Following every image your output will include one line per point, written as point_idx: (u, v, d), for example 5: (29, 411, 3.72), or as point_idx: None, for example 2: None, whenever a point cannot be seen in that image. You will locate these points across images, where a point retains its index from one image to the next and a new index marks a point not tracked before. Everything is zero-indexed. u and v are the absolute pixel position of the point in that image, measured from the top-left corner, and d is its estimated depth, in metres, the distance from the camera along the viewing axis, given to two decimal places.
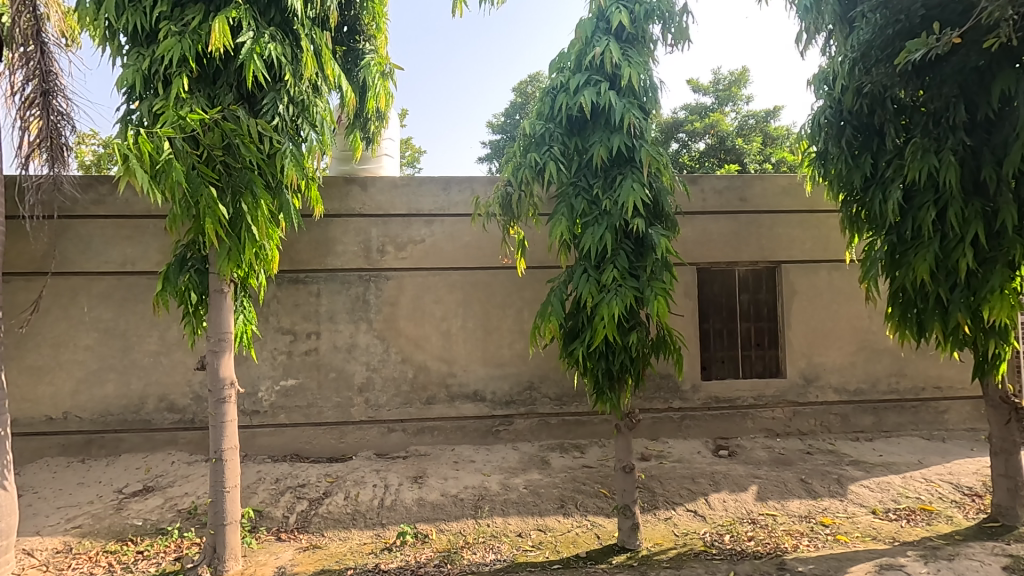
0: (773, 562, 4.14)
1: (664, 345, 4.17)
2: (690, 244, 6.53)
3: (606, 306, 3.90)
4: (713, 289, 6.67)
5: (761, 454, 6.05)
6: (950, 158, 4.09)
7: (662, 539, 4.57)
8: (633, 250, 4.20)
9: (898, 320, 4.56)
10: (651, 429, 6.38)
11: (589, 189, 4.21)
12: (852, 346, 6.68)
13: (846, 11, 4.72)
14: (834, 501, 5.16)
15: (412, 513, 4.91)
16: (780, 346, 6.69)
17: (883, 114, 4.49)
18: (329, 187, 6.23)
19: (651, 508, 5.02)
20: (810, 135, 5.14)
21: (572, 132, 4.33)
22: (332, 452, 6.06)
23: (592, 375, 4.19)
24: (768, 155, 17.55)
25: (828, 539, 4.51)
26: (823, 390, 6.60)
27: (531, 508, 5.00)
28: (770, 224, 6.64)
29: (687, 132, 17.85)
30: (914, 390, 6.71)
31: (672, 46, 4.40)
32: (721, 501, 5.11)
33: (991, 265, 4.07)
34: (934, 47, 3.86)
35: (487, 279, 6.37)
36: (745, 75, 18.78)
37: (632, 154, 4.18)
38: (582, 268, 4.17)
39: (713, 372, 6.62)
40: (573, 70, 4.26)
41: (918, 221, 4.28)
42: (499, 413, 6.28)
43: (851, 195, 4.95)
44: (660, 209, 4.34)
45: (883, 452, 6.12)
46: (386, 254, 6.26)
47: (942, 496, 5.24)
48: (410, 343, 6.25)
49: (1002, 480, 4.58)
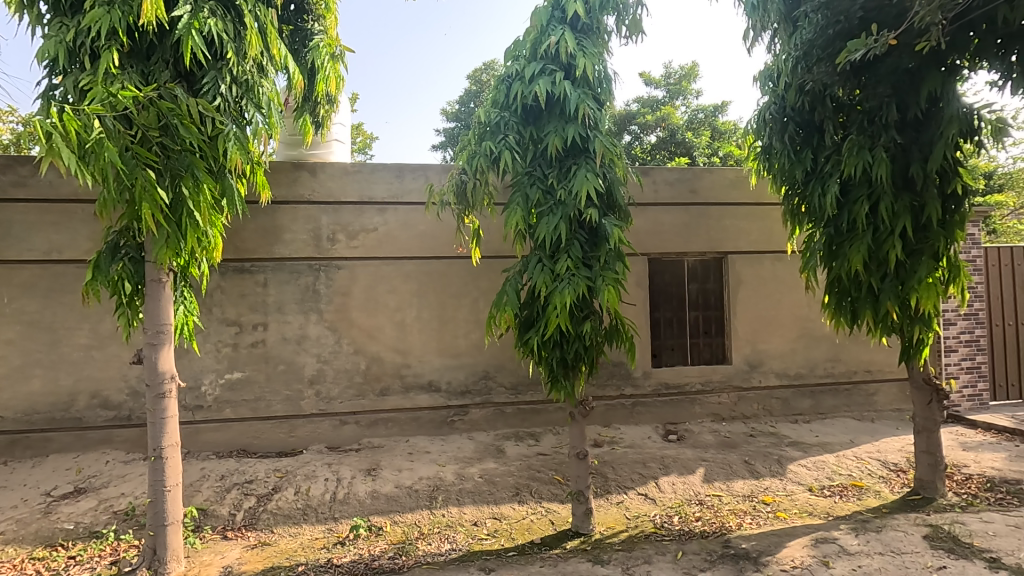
0: (719, 540, 4.32)
1: (617, 334, 4.24)
2: (643, 234, 6.66)
3: (559, 296, 3.92)
4: (663, 279, 6.83)
5: (708, 438, 6.27)
6: (882, 155, 4.33)
7: (614, 523, 4.68)
8: (587, 240, 4.24)
9: (834, 307, 4.82)
10: (604, 416, 6.52)
11: (544, 179, 4.22)
12: (793, 333, 7.01)
13: (790, 10, 4.88)
14: (774, 480, 5.42)
15: (366, 507, 4.84)
16: (725, 334, 6.94)
17: (823, 112, 4.70)
18: (276, 173, 5.99)
19: (603, 492, 5.14)
20: (755, 130, 5.30)
21: (527, 121, 4.32)
22: (281, 446, 5.88)
23: (547, 364, 4.21)
24: (715, 149, 18.10)
25: (769, 516, 4.75)
26: (765, 375, 6.91)
27: (486, 497, 5.02)
28: (718, 216, 6.85)
29: (638, 124, 18.16)
30: (847, 373, 7.12)
31: (626, 38, 4.46)
32: (670, 484, 5.28)
33: (918, 256, 4.36)
34: (872, 47, 4.04)
35: (442, 269, 6.30)
36: (695, 69, 19.16)
37: (587, 144, 4.21)
38: (537, 257, 4.18)
39: (664, 360, 6.81)
40: (528, 59, 4.25)
41: (853, 214, 4.51)
42: (454, 403, 6.26)
43: (792, 189, 5.14)
44: (613, 200, 4.39)
45: (819, 432, 6.48)
46: (337, 242, 6.09)
47: (871, 472, 5.60)
48: (363, 334, 6.12)
49: (924, 456, 4.92)
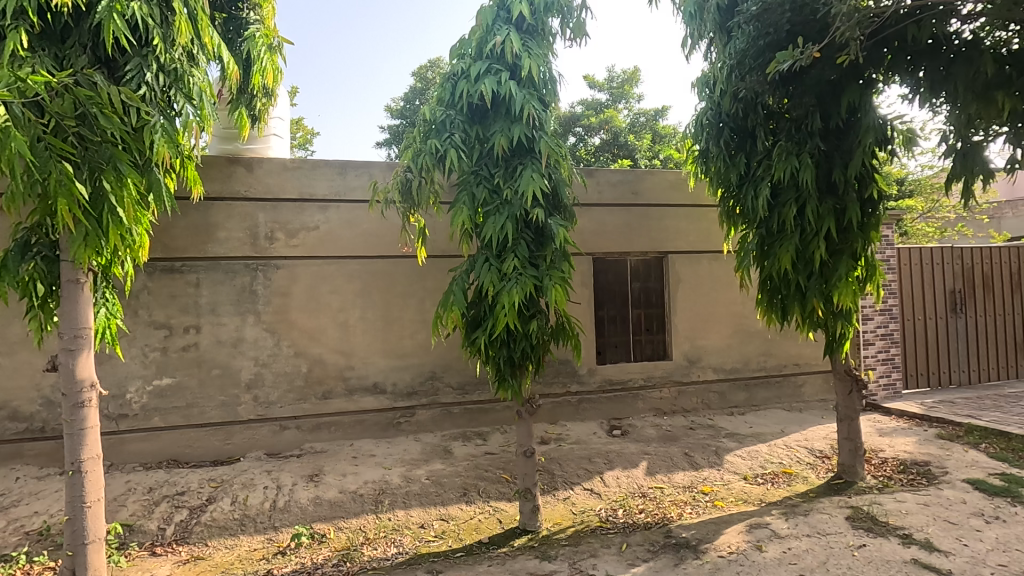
0: (661, 531, 4.46)
1: (563, 332, 4.30)
2: (587, 234, 6.79)
3: (506, 295, 3.94)
4: (607, 278, 6.98)
5: (651, 431, 6.46)
6: (808, 161, 4.60)
7: (561, 518, 4.74)
8: (533, 240, 4.27)
9: (766, 304, 5.10)
10: (551, 413, 6.59)
11: (490, 178, 4.22)
12: (728, 330, 7.34)
13: (725, 21, 5.11)
14: (712, 471, 5.66)
15: (308, 514, 4.68)
16: (666, 331, 7.18)
17: (755, 118, 4.94)
18: (209, 168, 5.70)
19: (550, 489, 5.19)
20: (693, 135, 5.50)
21: (473, 120, 4.31)
22: (216, 455, 5.60)
23: (494, 363, 4.22)
24: (656, 152, 18.70)
25: (708, 505, 4.95)
26: (703, 370, 7.19)
27: (433, 498, 4.97)
28: (659, 217, 7.08)
29: (583, 126, 18.50)
30: (778, 367, 7.52)
31: (570, 40, 4.53)
32: (615, 478, 5.41)
33: (840, 255, 4.67)
34: (798, 59, 4.29)
35: (387, 268, 6.18)
36: (637, 73, 19.65)
37: (532, 145, 4.24)
38: (483, 256, 4.17)
39: (608, 357, 6.96)
40: (474, 57, 4.25)
41: (782, 216, 4.77)
42: (400, 405, 6.16)
43: (727, 191, 5.38)
44: (558, 201, 4.44)
45: (753, 423, 6.81)
46: (276, 241, 5.86)
47: (799, 459, 5.94)
48: (304, 336, 5.92)
49: (846, 443, 5.26)
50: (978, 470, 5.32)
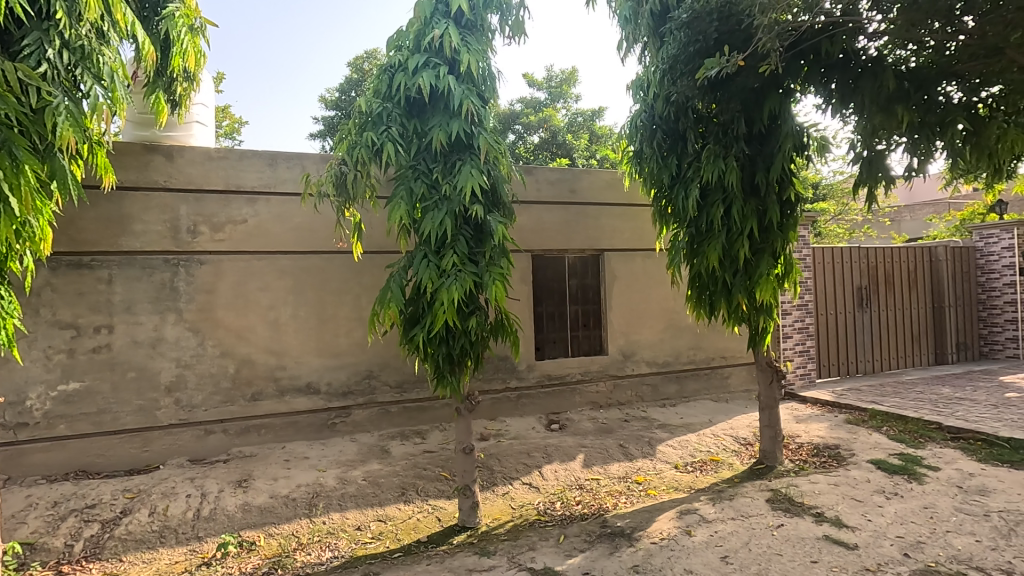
0: (597, 521, 4.58)
1: (502, 329, 4.32)
2: (526, 232, 6.84)
3: (445, 291, 3.90)
4: (546, 275, 7.07)
5: (587, 425, 6.62)
6: (733, 164, 4.84)
7: (500, 514, 4.77)
8: (473, 236, 4.25)
9: (695, 300, 5.34)
10: (490, 409, 6.61)
11: (429, 173, 4.16)
12: (661, 325, 7.62)
13: (658, 26, 5.29)
14: (645, 461, 5.87)
15: (236, 521, 4.46)
16: (603, 327, 7.36)
17: (686, 122, 5.14)
18: (122, 155, 5.30)
19: (489, 485, 5.21)
20: (628, 136, 5.67)
21: (410, 113, 4.24)
22: (132, 463, 5.23)
23: (433, 361, 4.17)
24: (593, 152, 19.12)
25: (641, 494, 5.13)
26: (637, 363, 7.44)
27: (369, 499, 4.86)
28: (595, 216, 7.24)
29: (522, 124, 18.62)
30: (706, 360, 7.89)
31: (509, 38, 4.55)
32: (553, 472, 5.51)
33: (761, 254, 4.96)
34: (725, 66, 4.51)
35: (321, 264, 5.98)
36: (574, 74, 19.99)
37: (471, 141, 4.23)
38: (422, 252, 4.12)
39: (547, 352, 7.06)
40: (412, 50, 4.18)
41: (710, 216, 5.01)
42: (335, 405, 5.98)
43: (660, 192, 5.57)
44: (497, 197, 4.45)
45: (683, 414, 7.12)
46: (199, 235, 5.53)
47: (725, 447, 6.27)
48: (231, 336, 5.63)
49: (767, 430, 5.60)
50: (881, 451, 5.81)
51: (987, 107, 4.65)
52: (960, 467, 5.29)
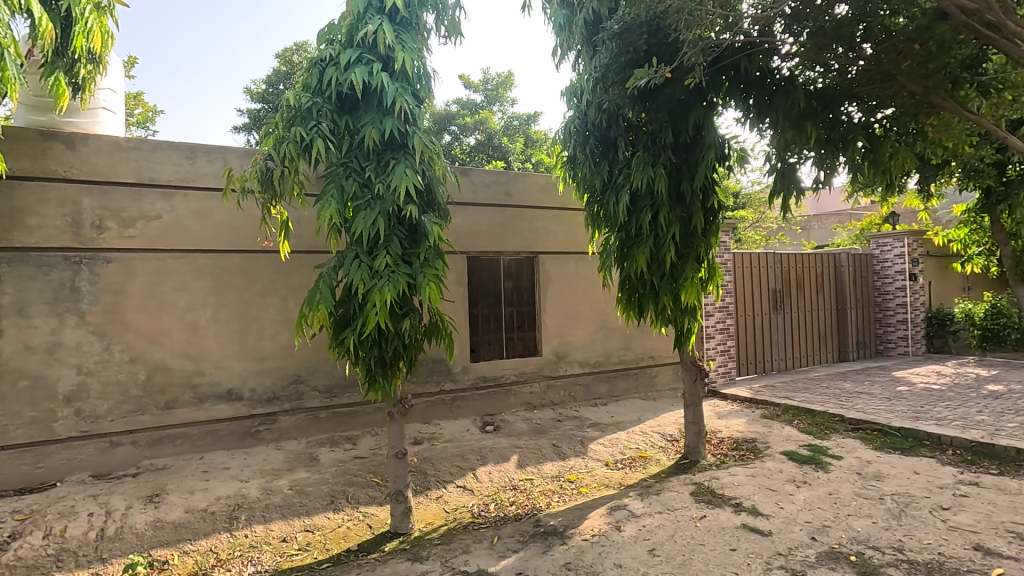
0: (530, 521, 4.62)
1: (436, 331, 4.27)
2: (462, 233, 6.82)
3: (377, 293, 3.81)
4: (481, 277, 7.06)
5: (522, 425, 6.68)
6: (661, 171, 5.05)
7: (433, 518, 4.72)
8: (406, 237, 4.18)
9: (626, 302, 5.55)
10: (424, 412, 6.53)
11: (361, 172, 4.06)
12: (593, 326, 7.82)
13: (591, 35, 5.45)
14: (577, 459, 5.99)
15: (146, 539, 4.14)
16: (537, 328, 7.45)
17: (617, 129, 5.31)
18: (15, 142, 4.81)
19: (422, 489, 5.14)
20: (562, 141, 5.78)
21: (343, 110, 4.14)
22: (24, 481, 4.73)
23: (365, 364, 4.06)
24: (528, 156, 19.38)
25: (574, 492, 5.23)
26: (570, 364, 7.60)
27: (296, 509, 4.66)
28: (530, 219, 7.34)
29: (458, 125, 18.55)
30: (636, 359, 8.18)
31: (445, 38, 4.52)
32: (487, 473, 5.51)
33: (686, 258, 5.21)
34: (653, 77, 4.69)
35: (244, 263, 5.68)
36: (510, 78, 20.16)
37: (405, 140, 4.15)
38: (353, 252, 4.01)
39: (482, 354, 7.05)
40: (343, 44, 4.08)
41: (639, 221, 5.20)
42: (259, 412, 5.69)
43: (592, 196, 5.73)
44: (432, 198, 4.39)
45: (614, 413, 7.34)
46: (106, 231, 5.11)
47: (653, 443, 6.52)
48: (142, 340, 5.23)
49: (691, 426, 5.87)
50: (792, 443, 6.24)
51: (882, 128, 5.01)
52: (859, 455, 5.78)
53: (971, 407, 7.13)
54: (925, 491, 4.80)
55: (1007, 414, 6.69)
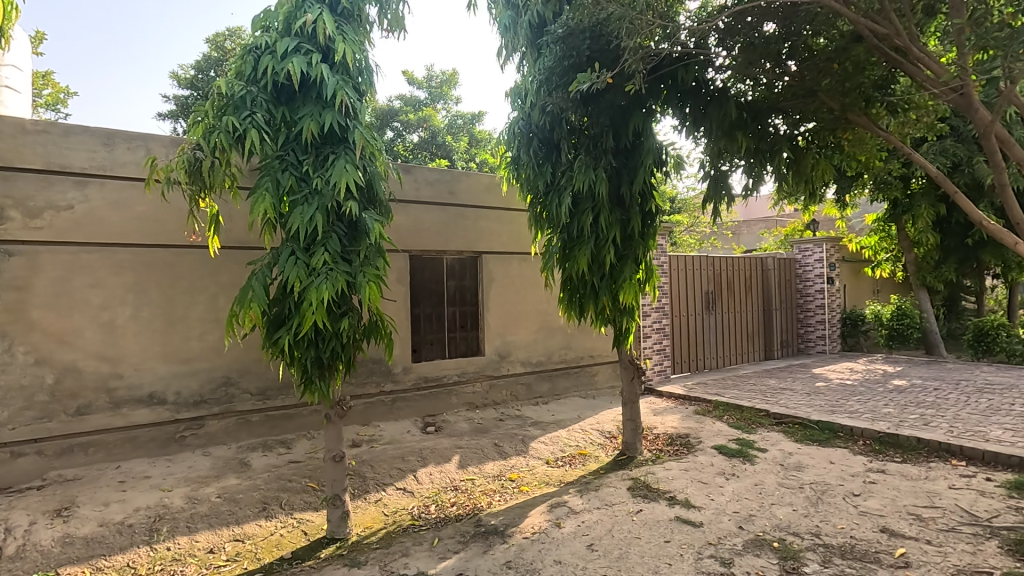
0: (471, 521, 4.61)
1: (376, 331, 4.18)
2: (404, 231, 6.70)
3: (315, 291, 3.68)
4: (423, 276, 6.97)
5: (463, 425, 6.65)
6: (602, 174, 5.17)
7: (371, 522, 4.61)
8: (346, 234, 4.06)
9: (567, 302, 5.64)
10: (363, 414, 6.37)
11: (298, 165, 3.91)
12: (535, 326, 7.90)
13: (536, 38, 5.52)
14: (518, 458, 6.03)
15: (53, 557, 3.81)
16: (480, 328, 7.43)
17: (560, 132, 5.39)
18: None
19: (361, 493, 5.02)
20: (506, 142, 5.81)
21: (279, 101, 3.97)
22: None
23: (300, 365, 3.91)
24: (472, 155, 19.35)
25: (514, 491, 5.27)
26: (513, 363, 7.64)
27: (225, 518, 4.43)
28: (474, 218, 7.32)
29: (400, 121, 18.23)
30: (577, 358, 8.34)
31: (387, 32, 4.44)
32: (428, 475, 5.46)
33: (626, 260, 5.36)
34: (595, 82, 4.79)
35: (169, 259, 5.35)
36: (455, 76, 20.04)
37: (345, 134, 4.04)
38: (290, 249, 3.86)
39: (424, 354, 6.96)
40: (281, 32, 3.93)
41: (581, 223, 5.30)
42: (184, 417, 5.37)
43: (535, 198, 5.78)
44: (373, 195, 4.29)
45: (554, 411, 7.45)
46: (8, 221, 4.67)
47: (592, 441, 6.66)
48: (50, 340, 4.81)
49: (629, 423, 6.04)
50: (722, 437, 6.55)
51: (804, 141, 5.35)
52: (782, 447, 6.15)
53: (879, 400, 7.74)
54: (839, 479, 5.17)
55: (910, 407, 7.31)
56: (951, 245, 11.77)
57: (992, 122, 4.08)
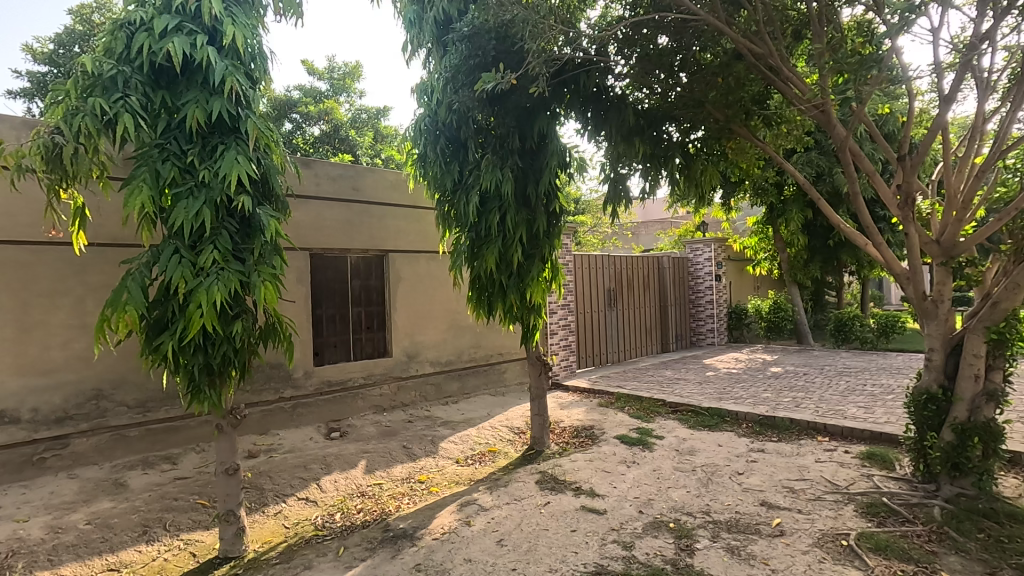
0: (379, 526, 4.49)
1: (273, 334, 3.94)
2: (303, 228, 6.37)
3: (203, 292, 3.40)
4: (326, 275, 6.67)
5: (370, 429, 6.47)
6: (508, 174, 5.22)
7: (270, 536, 4.33)
8: (238, 230, 3.78)
9: (475, 301, 5.66)
10: (260, 423, 5.99)
11: (181, 156, 3.59)
12: (444, 325, 7.85)
13: (441, 35, 5.47)
14: (427, 459, 5.96)
15: None
16: (386, 328, 7.25)
17: (467, 131, 5.39)
18: None
19: (258, 506, 4.71)
20: (412, 138, 5.71)
21: (158, 84, 3.62)
22: None
23: (187, 373, 3.59)
24: (377, 151, 18.80)
25: (424, 492, 5.20)
26: (421, 364, 7.54)
27: (96, 546, 3.96)
28: (379, 215, 7.13)
29: (299, 113, 17.29)
30: (486, 356, 8.39)
31: (282, 16, 4.19)
32: (332, 482, 5.24)
33: (533, 258, 5.48)
34: (500, 82, 4.84)
35: (23, 258, 4.70)
36: (358, 69, 19.38)
37: (236, 124, 3.76)
38: (172, 246, 3.53)
39: (326, 357, 6.67)
40: (160, 10, 3.59)
41: (488, 222, 5.33)
42: (44, 436, 4.74)
43: (443, 195, 5.74)
44: (269, 189, 4.04)
45: (464, 410, 7.45)
46: None
47: (502, 437, 6.74)
48: None
49: (537, 418, 6.17)
50: (623, 427, 6.90)
51: (695, 148, 5.82)
52: (677, 434, 6.59)
53: (759, 386, 8.52)
54: (726, 460, 5.64)
55: (785, 391, 8.13)
56: (816, 246, 13.22)
57: (846, 138, 4.63)
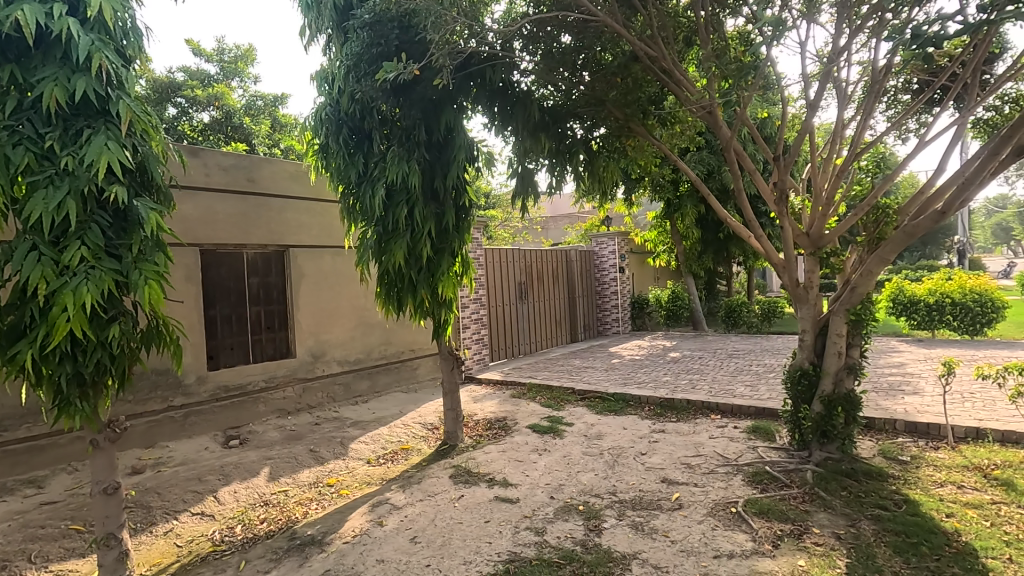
0: (285, 535, 4.27)
1: (157, 337, 3.60)
2: (191, 222, 5.87)
3: (70, 293, 3.02)
4: (219, 273, 6.20)
5: (273, 435, 6.12)
6: (415, 167, 5.11)
7: (160, 558, 3.97)
8: (112, 225, 3.41)
9: (384, 296, 5.54)
10: (145, 436, 5.49)
11: (37, 140, 3.17)
12: (352, 323, 7.59)
13: (341, 21, 5.27)
14: (336, 462, 5.75)
15: None
16: (288, 327, 6.88)
17: (371, 122, 5.24)
18: None
19: (144, 527, 4.31)
20: (313, 128, 5.44)
21: (5, 56, 3.17)
22: None
23: (53, 384, 3.19)
24: (275, 140, 17.87)
25: (333, 496, 5.01)
26: (327, 363, 7.24)
27: None
28: (278, 209, 6.74)
29: (184, 97, 15.87)
30: (397, 353, 8.24)
31: None
32: (231, 494, 4.90)
33: (442, 253, 5.44)
34: (402, 73, 4.72)
35: None
36: (252, 52, 18.15)
37: (106, 106, 3.37)
38: (30, 243, 3.12)
39: (222, 360, 6.23)
40: None
41: (395, 215, 5.20)
42: None
43: (348, 188, 5.55)
44: (148, 179, 3.67)
45: (375, 409, 7.26)
46: None
47: (415, 434, 6.64)
48: None
49: (450, 413, 6.15)
50: (535, 416, 7.07)
51: (598, 144, 6.04)
52: (585, 420, 6.86)
53: (660, 371, 9.07)
54: (631, 441, 5.96)
55: (682, 374, 8.71)
56: (708, 239, 14.24)
57: (730, 139, 5.01)
